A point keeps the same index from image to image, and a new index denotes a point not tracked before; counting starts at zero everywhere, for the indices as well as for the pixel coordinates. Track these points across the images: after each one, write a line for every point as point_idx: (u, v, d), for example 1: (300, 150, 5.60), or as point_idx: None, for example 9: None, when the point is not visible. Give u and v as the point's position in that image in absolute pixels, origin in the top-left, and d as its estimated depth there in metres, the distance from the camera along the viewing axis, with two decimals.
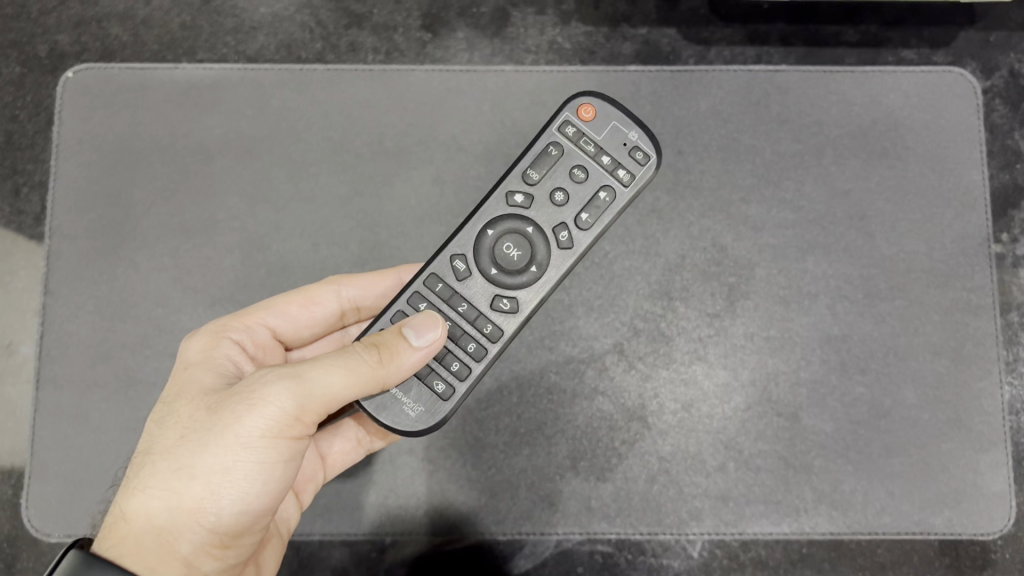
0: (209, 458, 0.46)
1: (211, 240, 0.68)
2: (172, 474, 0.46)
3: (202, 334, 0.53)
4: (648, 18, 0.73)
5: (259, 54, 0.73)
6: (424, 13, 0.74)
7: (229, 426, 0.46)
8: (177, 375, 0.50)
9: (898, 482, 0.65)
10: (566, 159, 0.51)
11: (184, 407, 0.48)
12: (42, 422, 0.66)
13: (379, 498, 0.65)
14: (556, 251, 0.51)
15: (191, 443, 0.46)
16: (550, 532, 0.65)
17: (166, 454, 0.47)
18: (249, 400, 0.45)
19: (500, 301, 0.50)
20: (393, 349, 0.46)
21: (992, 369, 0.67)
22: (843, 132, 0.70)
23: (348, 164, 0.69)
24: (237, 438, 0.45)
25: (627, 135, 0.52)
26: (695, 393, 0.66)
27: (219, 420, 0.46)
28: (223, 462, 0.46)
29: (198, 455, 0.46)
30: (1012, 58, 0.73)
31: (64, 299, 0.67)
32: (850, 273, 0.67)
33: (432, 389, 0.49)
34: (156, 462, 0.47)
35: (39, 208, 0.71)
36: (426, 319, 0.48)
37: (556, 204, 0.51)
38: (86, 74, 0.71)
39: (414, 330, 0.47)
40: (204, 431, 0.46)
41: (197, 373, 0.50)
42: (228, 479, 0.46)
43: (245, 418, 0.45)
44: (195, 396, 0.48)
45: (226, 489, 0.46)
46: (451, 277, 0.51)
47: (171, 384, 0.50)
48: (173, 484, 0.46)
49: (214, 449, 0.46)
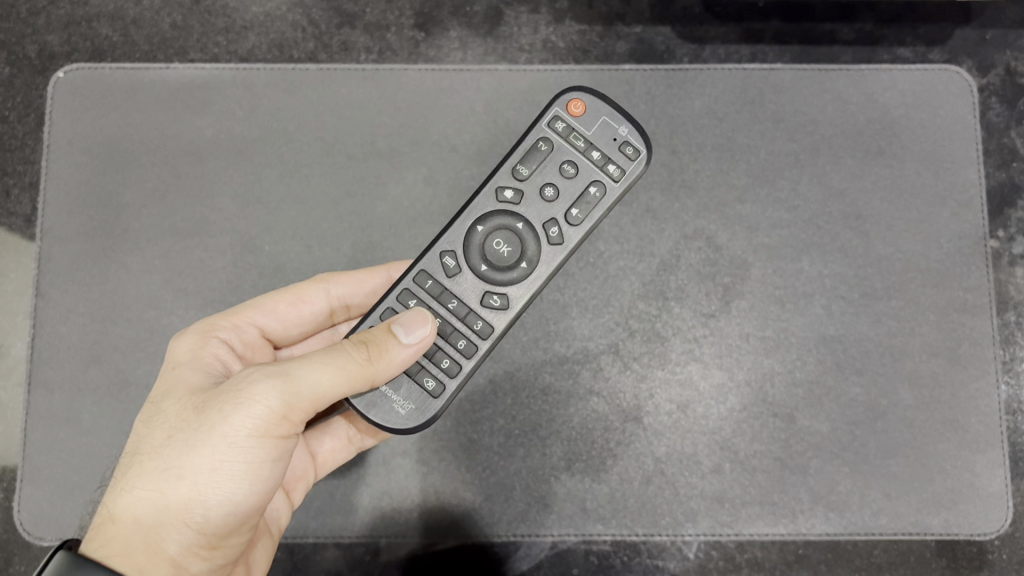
0: (196, 458, 0.45)
1: (203, 241, 0.67)
2: (158, 475, 0.46)
3: (190, 333, 0.52)
4: (643, 17, 0.73)
5: (251, 54, 0.72)
6: (417, 12, 0.73)
7: (216, 425, 0.45)
8: (166, 374, 0.50)
9: (894, 483, 0.65)
10: (556, 154, 0.51)
11: (171, 406, 0.47)
12: (35, 425, 0.65)
13: (372, 500, 0.65)
14: (546, 247, 0.50)
15: (178, 443, 0.46)
16: (546, 534, 0.64)
17: (153, 454, 0.46)
18: (236, 399, 0.45)
19: (491, 297, 0.50)
20: (382, 346, 0.45)
21: (990, 369, 0.66)
22: (839, 131, 0.69)
23: (341, 164, 0.68)
24: (223, 437, 0.45)
25: (617, 131, 0.51)
26: (691, 394, 0.66)
27: (206, 420, 0.45)
28: (210, 462, 0.45)
29: (185, 455, 0.45)
30: (1010, 55, 0.73)
31: (56, 302, 0.67)
32: (846, 272, 0.67)
33: (422, 386, 0.48)
34: (143, 462, 0.46)
35: (30, 210, 0.70)
36: (416, 315, 0.47)
37: (547, 200, 0.51)
38: (75, 74, 0.71)
39: (404, 327, 0.46)
40: (191, 430, 0.46)
41: (185, 373, 0.49)
42: (215, 479, 0.45)
43: (232, 418, 0.45)
44: (182, 395, 0.48)
45: (214, 489, 0.45)
46: (441, 274, 0.50)
47: (159, 384, 0.50)
48: (159, 484, 0.45)
49: (201, 449, 0.45)
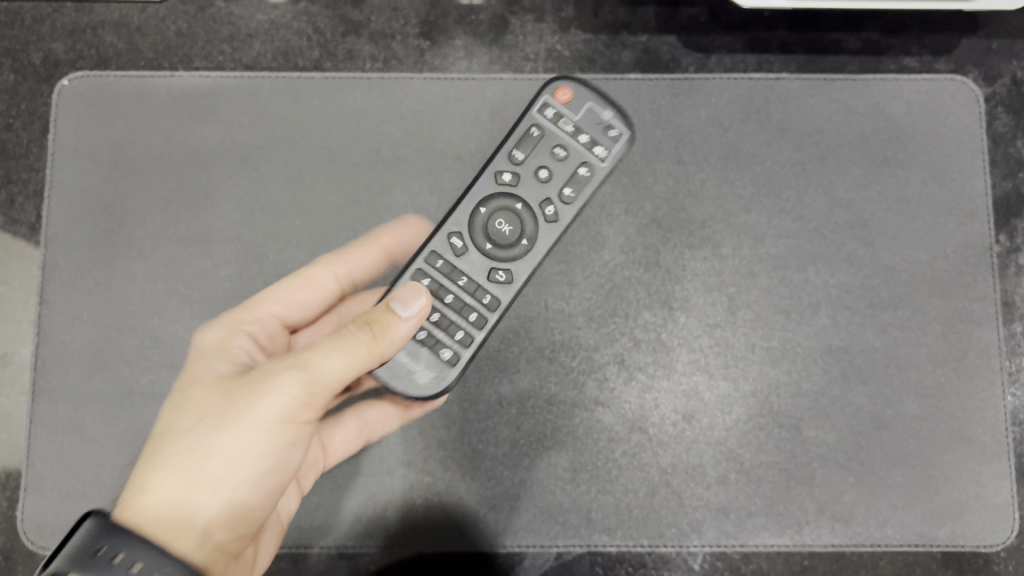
0: (228, 437, 0.45)
1: (207, 250, 0.67)
2: (187, 455, 0.44)
3: (216, 327, 0.53)
4: (648, 26, 0.73)
5: (256, 62, 0.72)
6: (422, 20, 0.73)
7: (244, 407, 0.45)
8: (192, 364, 0.50)
9: (900, 494, 0.65)
10: (547, 138, 0.51)
11: (199, 392, 0.47)
12: (38, 434, 0.65)
13: (377, 509, 0.64)
14: (546, 226, 0.51)
15: (208, 425, 0.45)
16: (551, 545, 0.64)
17: (182, 436, 0.45)
18: (264, 380, 0.45)
19: (497, 275, 0.50)
20: (383, 323, 0.46)
21: (996, 380, 0.66)
22: (845, 141, 0.69)
23: (346, 173, 0.68)
24: (252, 418, 0.45)
25: (601, 114, 0.52)
26: (696, 405, 0.65)
27: (236, 401, 0.45)
28: (240, 441, 0.45)
29: (215, 436, 0.45)
30: (1015, 65, 0.72)
31: (59, 310, 0.67)
32: (852, 283, 0.67)
33: (438, 358, 0.49)
34: (170, 445, 0.45)
35: (34, 218, 0.70)
36: (411, 290, 0.48)
37: (541, 181, 0.51)
38: (80, 81, 0.71)
39: (401, 303, 0.47)
40: (218, 414, 0.45)
41: (212, 362, 0.50)
42: (243, 460, 0.45)
43: (259, 399, 0.45)
44: (210, 382, 0.48)
45: (242, 469, 0.45)
46: (448, 254, 0.50)
47: (186, 373, 0.50)
48: (188, 464, 0.44)
49: (231, 429, 0.45)
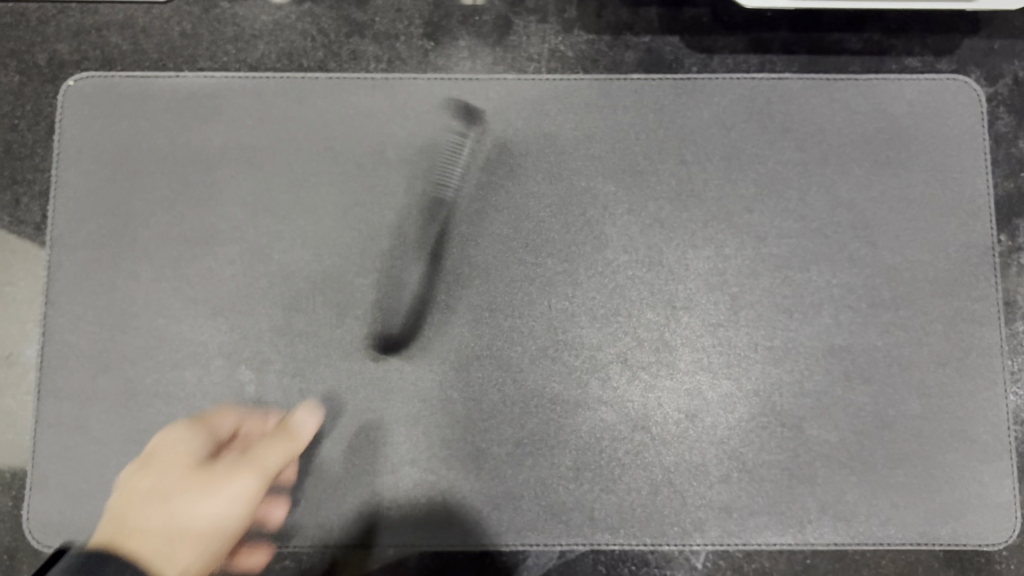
0: (199, 507, 0.51)
1: (212, 250, 0.67)
2: (166, 512, 0.50)
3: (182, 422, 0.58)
4: (651, 26, 0.72)
5: (261, 63, 0.72)
6: (427, 21, 0.73)
7: (217, 483, 0.52)
8: (164, 444, 0.55)
9: (902, 493, 0.65)
10: (518, 186, 0.69)
11: (174, 468, 0.53)
12: (43, 433, 0.65)
13: (380, 508, 0.65)
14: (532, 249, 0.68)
15: (185, 493, 0.51)
16: (554, 543, 0.64)
17: (162, 499, 0.51)
18: (236, 469, 0.53)
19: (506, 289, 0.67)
20: (302, 442, 0.59)
21: (998, 379, 0.66)
22: (847, 141, 0.69)
23: (350, 173, 0.68)
24: (220, 496, 0.51)
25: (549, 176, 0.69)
26: (699, 404, 0.66)
27: (210, 479, 0.52)
28: (204, 517, 0.51)
29: (190, 504, 0.51)
30: (1018, 65, 0.72)
31: (64, 310, 0.67)
32: (854, 282, 0.67)
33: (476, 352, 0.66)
34: (150, 506, 0.50)
35: (39, 218, 0.70)
36: (311, 408, 0.63)
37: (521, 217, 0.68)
38: (86, 82, 0.71)
39: (304, 417, 0.62)
40: (196, 485, 0.51)
41: (185, 445, 0.55)
42: (203, 531, 0.51)
43: (228, 484, 0.52)
44: (183, 460, 0.54)
45: (200, 542, 0.51)
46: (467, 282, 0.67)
47: (159, 449, 0.55)
48: (164, 522, 0.50)
49: (204, 502, 0.51)
